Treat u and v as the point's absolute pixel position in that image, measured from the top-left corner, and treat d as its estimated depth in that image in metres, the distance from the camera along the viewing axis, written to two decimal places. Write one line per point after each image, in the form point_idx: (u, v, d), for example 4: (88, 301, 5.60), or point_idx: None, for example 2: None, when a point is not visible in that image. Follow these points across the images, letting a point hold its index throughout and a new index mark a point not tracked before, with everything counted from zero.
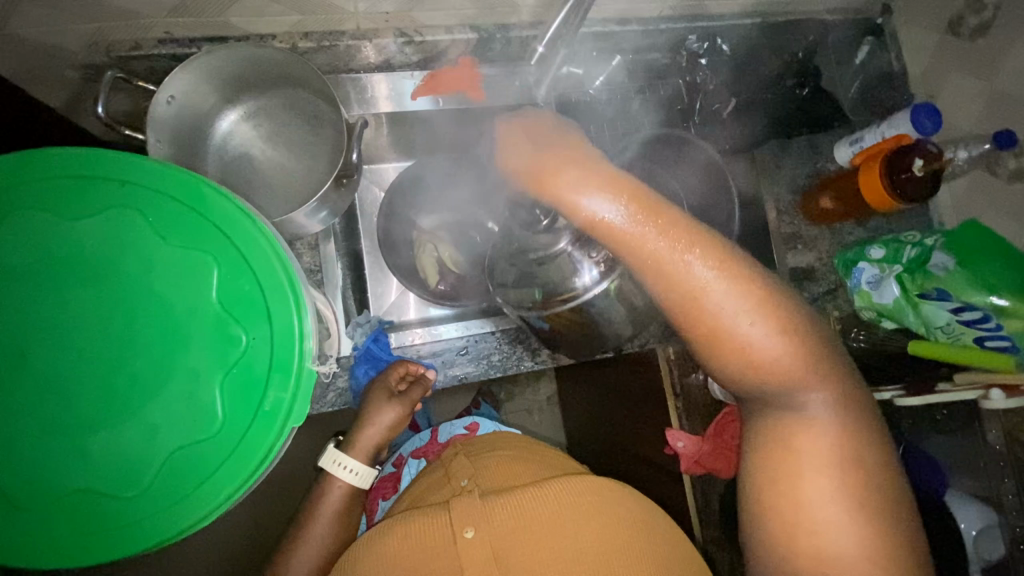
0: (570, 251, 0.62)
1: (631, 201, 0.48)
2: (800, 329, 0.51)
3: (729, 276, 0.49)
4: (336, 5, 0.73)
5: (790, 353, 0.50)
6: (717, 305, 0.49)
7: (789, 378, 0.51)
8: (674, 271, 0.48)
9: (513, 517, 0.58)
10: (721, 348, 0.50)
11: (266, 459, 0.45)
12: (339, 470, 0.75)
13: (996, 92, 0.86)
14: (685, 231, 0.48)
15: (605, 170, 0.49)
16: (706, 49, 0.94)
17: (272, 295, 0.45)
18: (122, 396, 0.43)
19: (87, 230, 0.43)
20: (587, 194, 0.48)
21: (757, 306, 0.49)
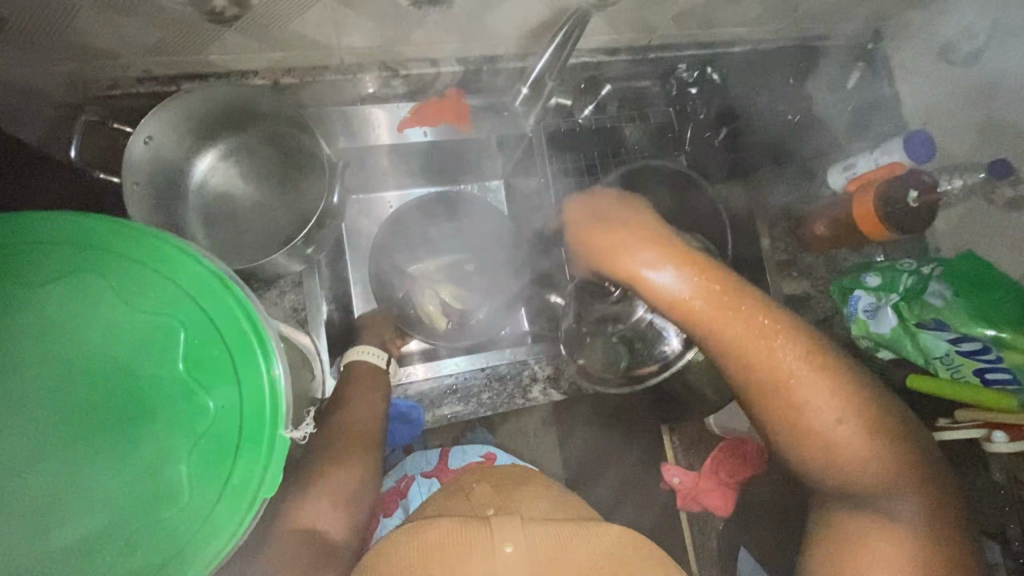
0: (653, 318, 0.66)
1: (701, 278, 0.44)
2: (885, 424, 0.46)
3: (810, 362, 0.45)
4: (318, 42, 0.71)
5: (875, 456, 0.46)
6: (799, 394, 0.45)
7: (871, 485, 0.46)
8: (747, 355, 0.45)
9: (547, 543, 0.59)
10: (799, 444, 0.46)
11: (235, 536, 0.42)
12: (365, 353, 0.81)
13: (990, 119, 0.85)
14: (771, 318, 0.45)
15: (672, 241, 0.45)
16: (696, 78, 0.92)
17: (241, 360, 0.43)
18: (85, 472, 0.41)
19: (44, 297, 0.41)
20: (656, 268, 0.44)
21: (844, 401, 0.45)
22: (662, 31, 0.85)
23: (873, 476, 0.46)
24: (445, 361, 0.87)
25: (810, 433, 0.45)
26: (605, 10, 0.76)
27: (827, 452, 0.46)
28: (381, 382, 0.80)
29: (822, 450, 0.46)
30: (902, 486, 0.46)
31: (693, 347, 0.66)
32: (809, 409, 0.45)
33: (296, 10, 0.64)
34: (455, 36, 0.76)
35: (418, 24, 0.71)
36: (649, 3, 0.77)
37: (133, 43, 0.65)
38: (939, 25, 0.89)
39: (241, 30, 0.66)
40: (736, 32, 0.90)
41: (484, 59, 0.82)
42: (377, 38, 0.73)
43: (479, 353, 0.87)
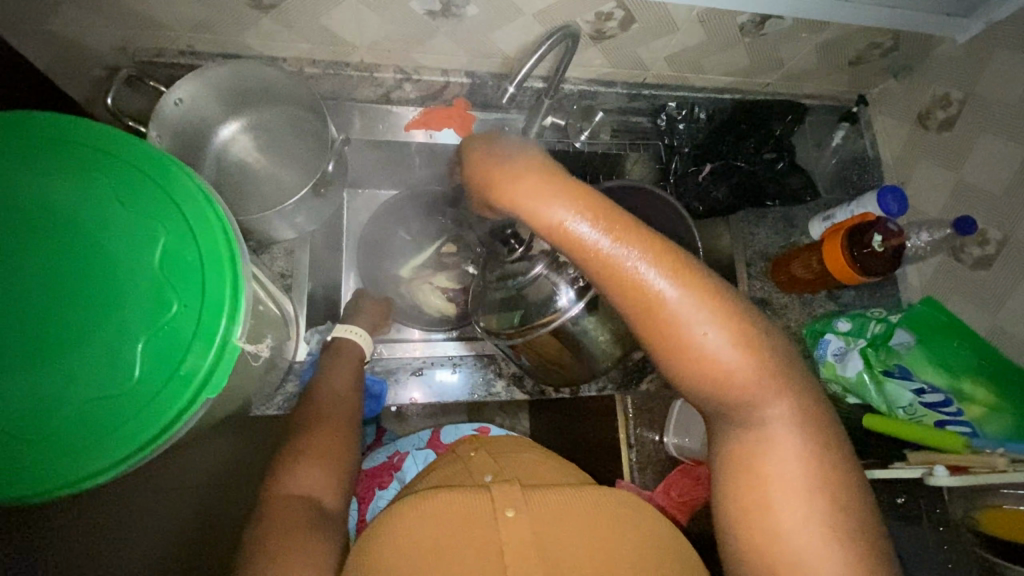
0: (548, 273, 0.68)
1: (583, 208, 0.50)
2: (759, 339, 0.50)
3: (684, 285, 0.49)
4: (342, 38, 0.80)
5: (747, 367, 0.50)
6: (670, 313, 0.49)
7: (752, 392, 0.50)
8: (622, 278, 0.49)
9: (553, 506, 0.62)
10: (677, 362, 0.50)
11: (174, 424, 0.47)
12: (351, 334, 0.86)
13: (961, 181, 0.90)
14: (643, 242, 0.50)
15: (559, 180, 0.52)
16: (683, 115, 1.01)
17: (210, 270, 0.48)
18: (53, 341, 0.45)
19: (50, 185, 0.47)
20: (543, 202, 0.51)
21: (713, 315, 0.49)
22: (656, 70, 0.93)
23: (752, 389, 0.50)
24: (440, 345, 0.94)
25: (692, 355, 0.49)
26: (601, 41, 0.84)
27: (706, 371, 0.50)
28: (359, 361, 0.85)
29: (703, 370, 0.50)
30: (777, 392, 0.51)
31: (586, 300, 0.67)
32: (686, 329, 0.49)
33: (325, 5, 0.74)
34: (464, 50, 0.84)
35: (432, 33, 0.80)
36: (643, 41, 0.86)
37: (180, 18, 0.74)
38: (916, 94, 0.96)
39: (275, 19, 0.76)
40: (724, 81, 0.98)
41: (491, 76, 0.90)
42: (395, 42, 0.82)
43: (476, 343, 0.94)
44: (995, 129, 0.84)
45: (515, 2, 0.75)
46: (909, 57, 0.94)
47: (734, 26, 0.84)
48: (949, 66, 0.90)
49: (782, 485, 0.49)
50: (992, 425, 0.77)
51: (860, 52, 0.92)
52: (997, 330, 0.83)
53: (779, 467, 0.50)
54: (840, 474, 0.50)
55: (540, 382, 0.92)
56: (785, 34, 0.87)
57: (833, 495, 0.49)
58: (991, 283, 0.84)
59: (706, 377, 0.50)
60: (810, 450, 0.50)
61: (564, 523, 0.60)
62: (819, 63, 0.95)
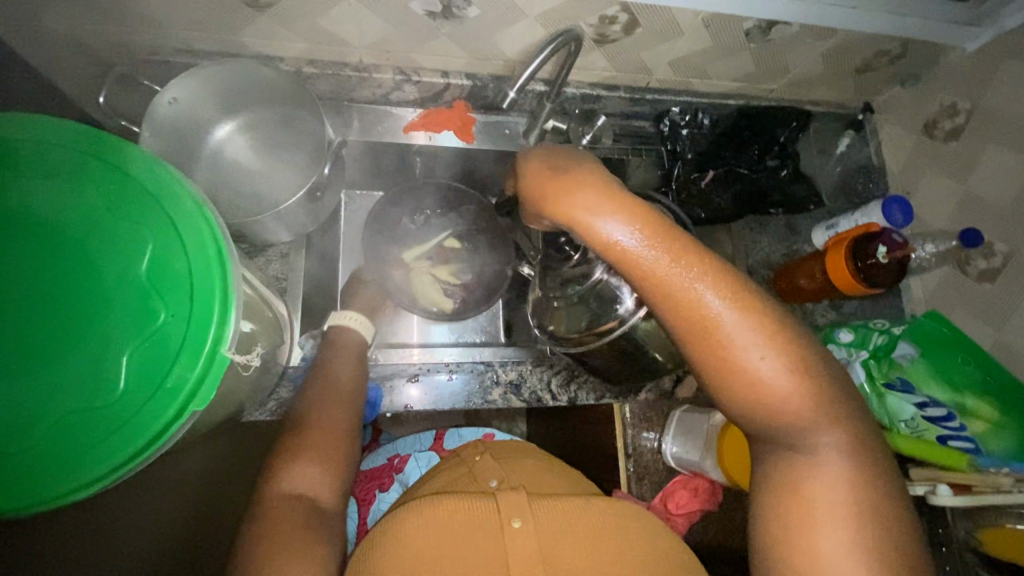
0: (608, 278, 0.69)
1: (643, 226, 0.48)
2: (815, 365, 0.48)
3: (742, 307, 0.47)
4: (341, 38, 0.79)
5: (800, 393, 0.48)
6: (727, 335, 0.47)
7: (804, 419, 0.48)
8: (679, 298, 0.47)
9: (556, 518, 0.60)
10: (730, 385, 0.48)
11: (160, 437, 0.46)
12: (350, 320, 0.86)
13: (967, 193, 0.88)
14: (701, 261, 0.48)
15: (617, 195, 0.50)
16: (688, 121, 0.97)
17: (199, 279, 0.47)
18: (36, 350, 0.44)
19: (34, 188, 0.45)
20: (601, 217, 0.49)
21: (769, 339, 0.47)
22: (660, 74, 0.92)
23: (805, 417, 0.48)
24: (442, 350, 0.93)
25: (746, 379, 0.47)
26: (605, 45, 0.83)
27: (760, 395, 0.48)
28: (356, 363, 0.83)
29: (755, 394, 0.48)
30: (830, 421, 0.48)
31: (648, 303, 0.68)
32: (740, 351, 0.47)
33: (324, 5, 0.72)
34: (465, 52, 0.83)
35: (432, 34, 0.79)
36: (647, 45, 0.84)
37: (175, 15, 0.72)
38: (923, 103, 0.95)
39: (272, 18, 0.74)
40: (729, 86, 0.97)
41: (492, 78, 0.89)
42: (394, 43, 0.80)
43: (477, 349, 0.94)
44: (1003, 140, 0.83)
45: (517, 4, 0.73)
46: (917, 66, 0.92)
47: (740, 32, 0.82)
48: (957, 75, 0.89)
49: (827, 511, 0.47)
50: (994, 442, 0.76)
51: (867, 60, 0.91)
52: (1001, 344, 0.82)
53: (824, 493, 0.47)
54: (889, 503, 0.47)
55: (537, 389, 0.91)
56: (792, 41, 0.85)
57: (881, 524, 0.46)
58: (995, 297, 0.83)
59: (759, 401, 0.48)
60: (858, 477, 0.48)
61: (569, 536, 0.58)
62: (825, 70, 0.93)
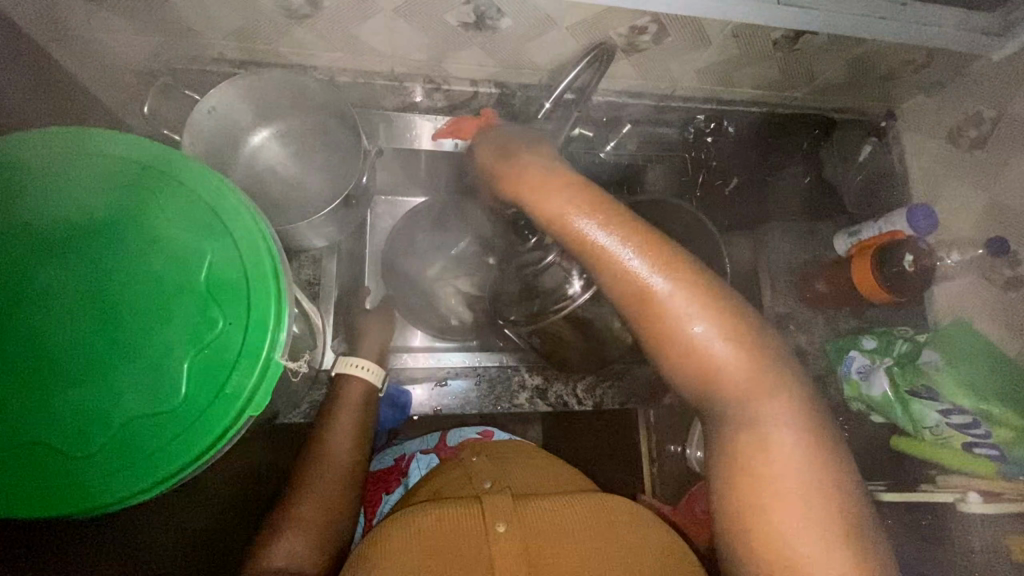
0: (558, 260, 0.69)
1: (583, 202, 0.52)
2: (748, 336, 0.52)
3: (677, 281, 0.51)
4: (374, 48, 0.80)
5: (736, 361, 0.51)
6: (660, 306, 0.51)
7: (746, 393, 0.51)
8: (614, 271, 0.52)
9: (541, 517, 0.62)
10: (665, 354, 0.52)
11: (221, 440, 0.47)
12: (355, 368, 0.80)
13: (992, 201, 0.89)
14: (638, 237, 0.52)
15: (563, 177, 0.54)
16: (713, 129, 0.96)
17: (255, 286, 0.48)
18: (101, 360, 0.45)
19: (106, 200, 0.47)
20: (549, 195, 0.53)
21: (705, 310, 0.51)
22: (685, 83, 0.93)
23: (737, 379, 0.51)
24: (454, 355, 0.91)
25: (680, 345, 0.51)
26: (632, 54, 0.84)
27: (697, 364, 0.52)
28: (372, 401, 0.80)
29: (694, 364, 0.52)
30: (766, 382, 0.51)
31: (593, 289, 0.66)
32: (676, 318, 0.51)
33: (360, 16, 0.74)
34: (495, 61, 0.84)
35: (465, 44, 0.80)
36: (674, 54, 0.85)
37: (215, 26, 0.74)
38: (946, 111, 0.96)
39: (309, 28, 0.76)
40: (753, 94, 0.98)
41: (520, 86, 0.90)
42: (426, 52, 0.82)
43: (494, 354, 0.92)
44: None
45: (550, 16, 0.75)
46: (941, 74, 0.93)
47: (767, 41, 0.83)
48: (981, 84, 0.90)
49: (778, 484, 0.49)
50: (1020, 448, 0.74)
51: (892, 68, 0.92)
52: None
53: (772, 464, 0.49)
54: (835, 474, 0.49)
55: (563, 394, 0.93)
56: (818, 49, 0.86)
57: (831, 495, 0.48)
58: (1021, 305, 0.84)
59: (698, 371, 0.52)
60: (805, 446, 0.50)
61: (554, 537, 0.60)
62: (849, 77, 0.94)
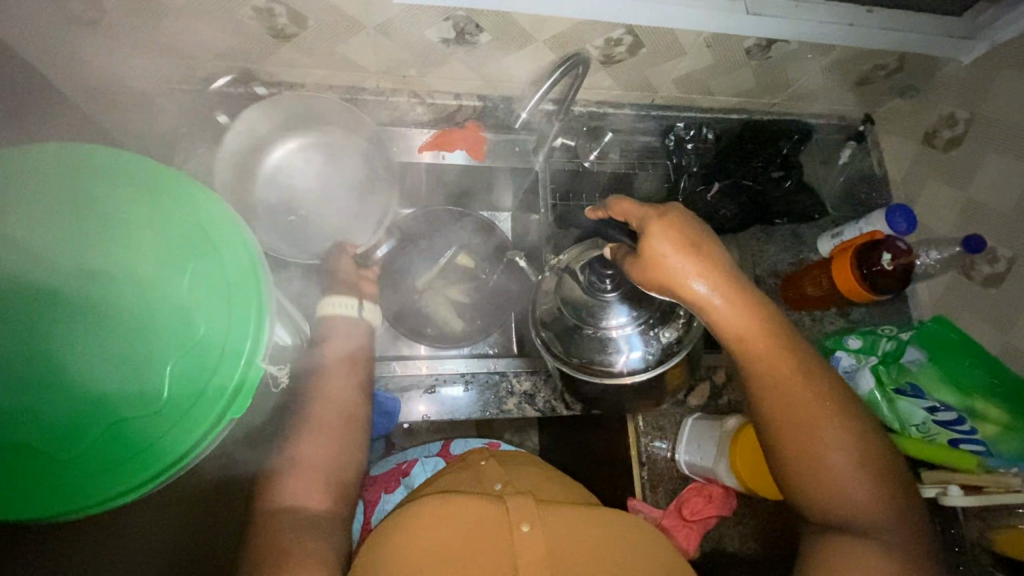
0: (629, 330, 0.69)
1: (740, 301, 0.55)
2: (875, 457, 0.56)
3: (819, 393, 0.56)
4: (359, 65, 0.83)
5: (860, 476, 0.55)
6: (800, 411, 0.56)
7: (857, 508, 0.55)
8: (760, 369, 0.57)
9: (565, 523, 0.56)
10: (792, 451, 0.56)
11: (202, 441, 0.48)
12: (341, 307, 0.80)
13: (969, 200, 0.90)
14: (790, 345, 0.57)
15: (726, 272, 0.55)
16: (692, 135, 1.01)
17: (237, 293, 0.50)
18: (83, 363, 0.47)
19: (88, 209, 0.48)
20: (706, 288, 0.54)
21: (840, 425, 0.56)
22: (664, 92, 0.96)
23: (861, 502, 0.55)
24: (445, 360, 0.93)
25: (808, 445, 0.55)
26: (610, 65, 0.87)
27: (821, 467, 0.55)
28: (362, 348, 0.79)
29: (817, 467, 0.55)
30: (885, 511, 0.55)
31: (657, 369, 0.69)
32: (811, 424, 0.56)
33: (343, 34, 0.76)
34: (477, 75, 0.87)
35: (445, 59, 0.83)
36: (651, 64, 0.88)
37: (205, 47, 0.77)
38: (922, 115, 0.98)
39: (295, 47, 0.78)
40: (731, 102, 1.00)
41: (503, 99, 0.93)
42: (409, 68, 0.84)
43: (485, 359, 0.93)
44: (1002, 148, 0.85)
45: (527, 30, 0.77)
46: (914, 78, 0.95)
47: (740, 50, 0.86)
48: (953, 87, 0.92)
49: None
50: (1006, 445, 0.76)
51: (866, 73, 0.94)
52: (1008, 348, 0.83)
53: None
54: None
55: (551, 399, 0.93)
56: (790, 57, 0.89)
57: None
58: (1000, 301, 0.85)
59: (820, 474, 0.55)
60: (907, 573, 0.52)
61: (580, 550, 0.54)
62: (824, 83, 0.96)
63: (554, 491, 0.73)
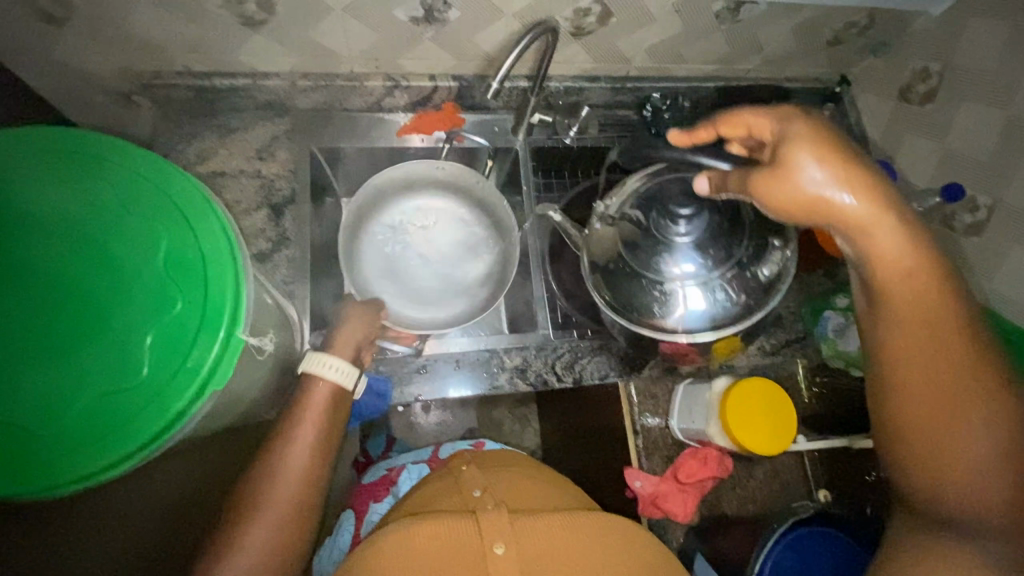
0: (699, 280, 0.70)
1: (868, 210, 0.51)
2: (1023, 438, 0.50)
3: (970, 358, 0.52)
4: (331, 50, 0.83)
5: (1000, 459, 0.50)
6: (946, 379, 0.52)
7: (982, 487, 0.50)
8: (909, 312, 0.53)
9: (538, 539, 0.60)
10: (917, 409, 0.53)
11: (183, 414, 0.49)
12: (325, 369, 0.73)
13: (946, 151, 0.91)
14: (941, 299, 0.53)
15: (869, 183, 0.51)
16: (667, 104, 0.98)
17: (212, 265, 0.51)
18: (60, 341, 0.47)
19: (58, 189, 0.49)
20: (838, 190, 0.50)
21: (990, 400, 0.51)
22: (638, 62, 0.96)
23: (991, 481, 0.50)
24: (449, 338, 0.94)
25: (940, 411, 0.52)
26: (582, 37, 0.87)
27: (947, 436, 0.52)
28: (339, 409, 0.73)
29: (949, 436, 0.52)
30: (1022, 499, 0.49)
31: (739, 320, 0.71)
32: (953, 390, 0.52)
33: (312, 19, 0.77)
34: (449, 54, 0.87)
35: (417, 39, 0.83)
36: (622, 34, 0.88)
37: (176, 40, 0.77)
38: (896, 70, 0.98)
39: (266, 34, 0.79)
40: (705, 70, 1.01)
41: (476, 77, 0.93)
42: (381, 50, 0.85)
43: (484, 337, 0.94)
44: (975, 95, 0.86)
45: (494, 4, 0.78)
46: (886, 34, 0.95)
47: (710, 14, 0.86)
48: (925, 41, 0.92)
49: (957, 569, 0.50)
50: None
51: (837, 32, 0.94)
52: (993, 294, 0.83)
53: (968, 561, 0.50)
54: None
55: (542, 373, 0.94)
56: (762, 19, 0.89)
57: None
58: (983, 248, 0.85)
59: (947, 442, 0.52)
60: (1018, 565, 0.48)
61: (550, 563, 0.58)
62: (798, 45, 0.97)
63: (532, 488, 0.75)
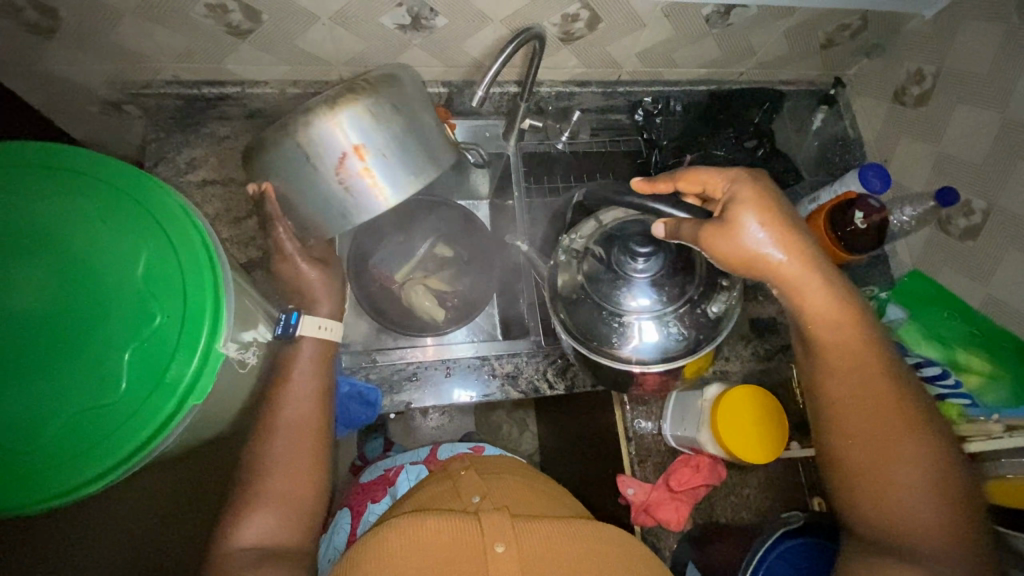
0: (652, 313, 0.67)
1: (799, 262, 0.54)
2: (946, 469, 0.55)
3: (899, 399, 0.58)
4: (320, 58, 0.83)
5: (929, 489, 0.54)
6: (879, 417, 0.57)
7: (917, 514, 0.54)
8: (843, 353, 0.58)
9: (534, 542, 0.58)
10: (852, 443, 0.58)
11: (162, 428, 0.49)
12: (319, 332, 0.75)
13: (941, 153, 0.90)
14: (870, 345, 0.58)
15: (801, 239, 0.54)
16: (659, 109, 1.01)
17: (193, 279, 0.51)
18: (35, 357, 0.47)
19: (34, 204, 0.48)
20: (770, 244, 0.53)
21: (916, 432, 0.56)
22: (629, 67, 0.95)
23: (922, 512, 0.54)
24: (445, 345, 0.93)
25: (875, 444, 0.57)
26: (571, 43, 0.87)
27: (886, 468, 0.56)
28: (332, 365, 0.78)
29: (884, 466, 0.56)
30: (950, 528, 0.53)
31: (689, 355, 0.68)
32: (888, 425, 0.57)
33: (299, 27, 0.77)
34: (438, 60, 0.87)
35: (405, 46, 0.83)
36: (612, 39, 0.88)
37: (164, 49, 0.77)
38: (891, 72, 0.97)
39: (253, 43, 0.79)
40: (697, 73, 1.00)
41: (465, 83, 0.93)
42: (369, 57, 0.84)
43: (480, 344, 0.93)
44: (969, 98, 0.85)
45: (481, 11, 0.77)
46: (880, 35, 0.94)
47: (700, 18, 0.85)
48: (920, 43, 0.91)
49: None
50: (991, 395, 0.75)
51: (830, 34, 0.93)
52: (989, 299, 0.82)
53: None
54: None
55: (534, 379, 0.93)
56: (754, 22, 0.88)
57: None
58: (979, 252, 0.84)
59: (883, 474, 0.56)
60: None
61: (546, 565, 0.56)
62: (791, 48, 0.96)
63: (523, 493, 0.74)
